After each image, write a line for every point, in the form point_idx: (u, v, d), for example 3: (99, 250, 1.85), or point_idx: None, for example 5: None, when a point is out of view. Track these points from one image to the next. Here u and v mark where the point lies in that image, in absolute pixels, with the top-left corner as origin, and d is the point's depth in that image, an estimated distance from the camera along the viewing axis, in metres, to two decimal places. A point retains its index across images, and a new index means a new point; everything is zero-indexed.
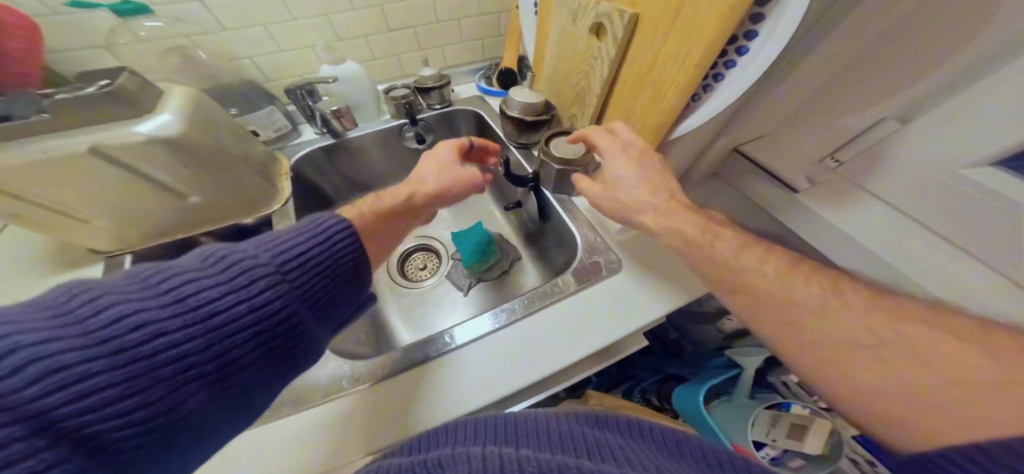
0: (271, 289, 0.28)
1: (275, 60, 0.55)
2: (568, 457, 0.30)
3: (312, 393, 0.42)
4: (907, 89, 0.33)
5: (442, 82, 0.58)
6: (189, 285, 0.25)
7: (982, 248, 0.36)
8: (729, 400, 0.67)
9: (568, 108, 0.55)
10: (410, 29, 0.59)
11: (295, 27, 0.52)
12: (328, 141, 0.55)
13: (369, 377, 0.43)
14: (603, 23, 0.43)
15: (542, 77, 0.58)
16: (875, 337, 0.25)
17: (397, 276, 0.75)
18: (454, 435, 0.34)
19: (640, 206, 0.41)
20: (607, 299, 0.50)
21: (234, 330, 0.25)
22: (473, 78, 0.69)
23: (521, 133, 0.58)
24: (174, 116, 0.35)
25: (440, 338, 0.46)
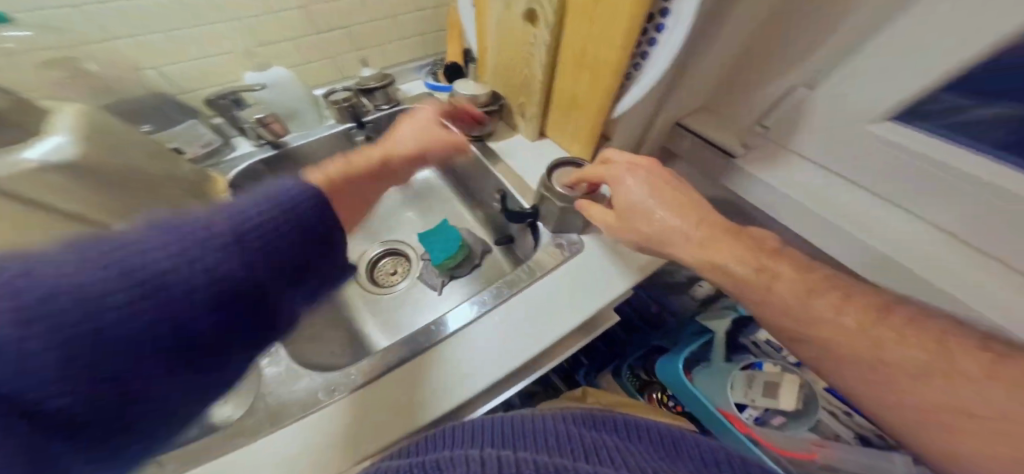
0: (244, 260, 0.21)
1: (191, 69, 0.52)
2: (563, 457, 0.30)
3: (276, 416, 0.40)
4: (809, 57, 0.42)
5: (385, 81, 0.57)
6: (133, 253, 0.17)
7: (900, 195, 0.43)
8: (709, 366, 0.67)
9: (516, 97, 0.55)
10: (341, 29, 0.58)
11: (205, 33, 0.49)
12: (268, 152, 0.53)
13: (337, 390, 0.41)
14: (534, 8, 0.42)
15: (488, 67, 0.57)
16: (801, 278, 0.31)
17: (367, 283, 0.73)
18: (451, 440, 0.33)
19: (660, 238, 0.37)
20: (577, 278, 0.49)
21: (202, 307, 0.19)
22: (419, 76, 0.67)
23: (472, 126, 0.55)
24: (70, 137, 0.31)
25: (405, 342, 0.44)
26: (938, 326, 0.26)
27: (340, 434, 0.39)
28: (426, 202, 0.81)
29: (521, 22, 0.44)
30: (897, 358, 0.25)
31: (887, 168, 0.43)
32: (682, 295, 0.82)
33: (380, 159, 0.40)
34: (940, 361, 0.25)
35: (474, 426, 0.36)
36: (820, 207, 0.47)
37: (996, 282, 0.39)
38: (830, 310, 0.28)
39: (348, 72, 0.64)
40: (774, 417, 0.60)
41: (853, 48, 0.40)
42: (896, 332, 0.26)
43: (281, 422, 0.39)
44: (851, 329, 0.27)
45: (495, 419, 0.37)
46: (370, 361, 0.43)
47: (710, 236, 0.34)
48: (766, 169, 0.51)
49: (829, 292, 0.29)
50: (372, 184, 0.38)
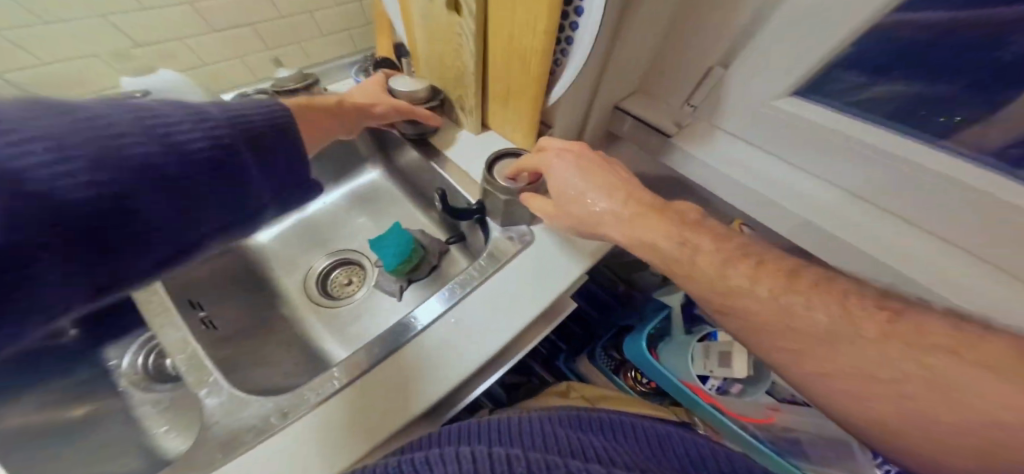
0: (224, 139, 0.28)
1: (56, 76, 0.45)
2: (552, 454, 0.30)
3: (212, 455, 0.36)
4: (723, 38, 0.43)
5: (306, 81, 0.53)
6: (157, 118, 0.24)
7: (817, 164, 0.47)
8: (671, 340, 0.70)
9: (454, 90, 0.52)
10: (245, 26, 0.52)
11: (61, 32, 0.42)
12: None
13: (286, 416, 0.38)
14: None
15: (420, 58, 0.54)
16: (728, 252, 0.31)
17: (320, 298, 0.69)
18: (441, 439, 0.32)
19: (597, 222, 0.36)
20: (538, 267, 0.49)
21: (200, 160, 0.26)
22: (350, 73, 0.62)
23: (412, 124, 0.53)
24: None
25: (356, 357, 0.41)
26: (841, 289, 0.28)
27: (294, 461, 0.36)
28: (376, 207, 0.76)
29: (444, 10, 0.42)
30: (806, 322, 0.27)
31: (801, 140, 0.46)
32: (643, 272, 0.83)
33: (335, 100, 0.45)
34: (841, 320, 0.26)
35: (464, 427, 0.34)
36: (750, 179, 0.49)
37: (903, 238, 0.43)
38: (746, 280, 0.29)
39: (262, 73, 0.59)
40: (734, 384, 0.62)
41: (753, 25, 0.41)
42: (803, 297, 0.27)
43: (218, 461, 0.35)
44: (763, 297, 0.28)
45: (483, 422, 0.36)
46: (321, 378, 0.40)
47: (637, 215, 0.34)
48: (693, 143, 0.53)
49: (744, 262, 0.30)
50: (328, 121, 0.44)
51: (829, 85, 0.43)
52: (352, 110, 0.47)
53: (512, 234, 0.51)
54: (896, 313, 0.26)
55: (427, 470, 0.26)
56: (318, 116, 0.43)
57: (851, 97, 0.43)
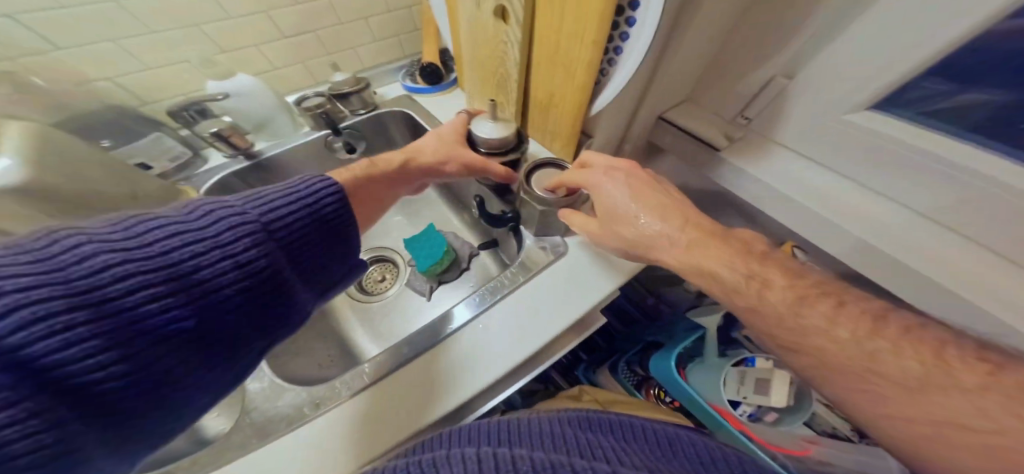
0: (258, 246, 0.25)
1: (149, 77, 0.50)
2: (557, 454, 0.29)
3: (259, 431, 0.39)
4: (790, 44, 0.41)
5: (360, 85, 0.56)
6: (176, 237, 0.22)
7: (891, 185, 0.43)
8: (703, 362, 0.66)
9: (494, 97, 0.53)
10: (309, 33, 0.56)
11: (157, 40, 0.48)
12: (241, 163, 0.52)
13: (321, 407, 0.40)
14: (503, 4, 0.40)
15: (465, 67, 0.56)
16: (791, 281, 0.30)
17: (355, 291, 0.72)
18: (449, 441, 0.32)
19: (648, 243, 0.35)
20: (569, 279, 0.48)
21: (226, 282, 0.23)
22: (397, 78, 0.65)
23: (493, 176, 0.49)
24: (16, 160, 0.29)
25: (388, 353, 0.43)
26: (935, 338, 0.25)
27: (329, 447, 0.38)
28: (412, 207, 0.79)
29: (491, 19, 0.43)
30: (888, 368, 0.24)
31: (873, 158, 0.43)
32: (675, 288, 0.80)
33: (399, 162, 0.44)
34: (933, 372, 0.23)
35: (473, 428, 0.34)
36: (805, 197, 0.46)
37: (997, 276, 0.38)
38: (822, 320, 0.27)
39: (320, 77, 0.63)
40: (769, 413, 0.58)
41: (828, 33, 0.38)
42: (890, 343, 0.25)
43: (260, 440, 0.38)
44: (842, 340, 0.26)
45: (490, 419, 0.35)
46: (353, 373, 0.42)
47: (692, 244, 0.33)
48: (747, 160, 0.50)
49: (821, 301, 0.28)
50: (384, 190, 0.42)
51: (910, 96, 0.39)
52: (419, 168, 0.45)
53: (544, 242, 0.51)
54: (1001, 368, 0.23)
55: (434, 471, 0.26)
56: (376, 187, 0.41)
57: (926, 108, 0.38)
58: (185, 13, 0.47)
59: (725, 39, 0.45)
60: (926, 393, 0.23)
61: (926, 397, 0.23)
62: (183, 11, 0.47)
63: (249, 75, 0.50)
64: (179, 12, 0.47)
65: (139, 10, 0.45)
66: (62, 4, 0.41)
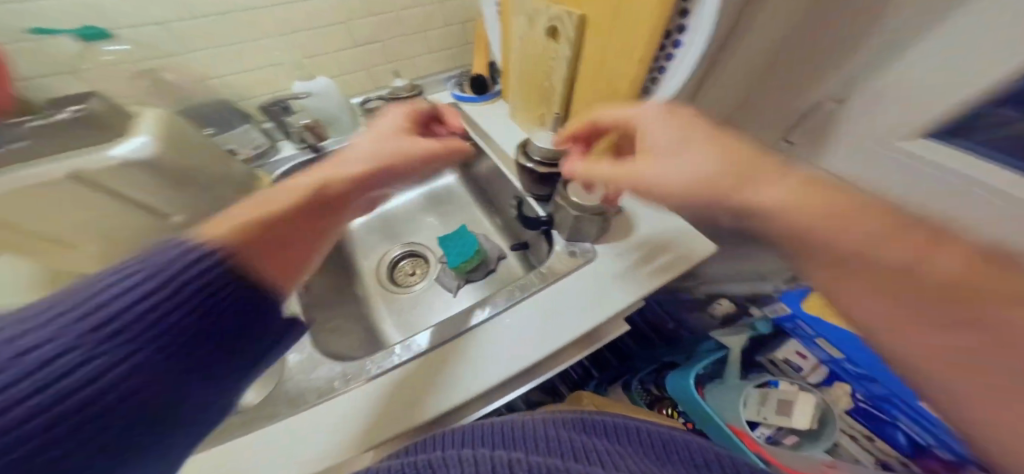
0: (159, 343, 0.19)
1: (243, 78, 0.57)
2: (557, 459, 0.31)
3: (302, 397, 0.43)
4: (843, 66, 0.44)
5: (414, 91, 0.63)
6: (29, 363, 0.15)
7: None
8: (723, 383, 0.65)
9: (535, 108, 0.56)
10: (377, 43, 0.62)
11: (258, 46, 0.55)
12: (308, 155, 0.58)
13: (354, 380, 0.44)
14: (557, 24, 0.44)
15: (509, 81, 0.60)
16: None
17: (386, 283, 0.77)
18: (442, 444, 0.34)
19: (719, 187, 0.28)
20: (592, 285, 0.50)
21: (116, 408, 0.17)
22: (446, 86, 0.71)
23: (537, 184, 0.52)
24: (150, 137, 0.36)
25: (420, 339, 0.47)
26: None
27: (362, 418, 0.41)
28: (445, 209, 0.83)
29: (542, 37, 0.47)
30: None
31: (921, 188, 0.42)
32: (701, 313, 0.78)
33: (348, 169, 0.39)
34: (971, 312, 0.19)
35: (470, 432, 0.36)
36: None
37: None
38: None
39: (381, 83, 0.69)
40: (786, 435, 0.57)
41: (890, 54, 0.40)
42: None
43: (301, 405, 0.42)
44: None
45: (492, 423, 0.38)
46: (386, 354, 0.46)
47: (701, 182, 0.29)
48: None
49: None
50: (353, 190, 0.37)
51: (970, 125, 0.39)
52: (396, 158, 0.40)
53: (573, 250, 0.53)
54: None
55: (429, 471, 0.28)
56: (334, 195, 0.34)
57: (984, 138, 0.38)
58: (281, 22, 0.54)
59: (773, 64, 0.47)
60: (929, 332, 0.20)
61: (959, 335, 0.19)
62: (280, 21, 0.53)
63: (329, 79, 0.56)
64: (277, 22, 0.53)
65: (249, 20, 0.52)
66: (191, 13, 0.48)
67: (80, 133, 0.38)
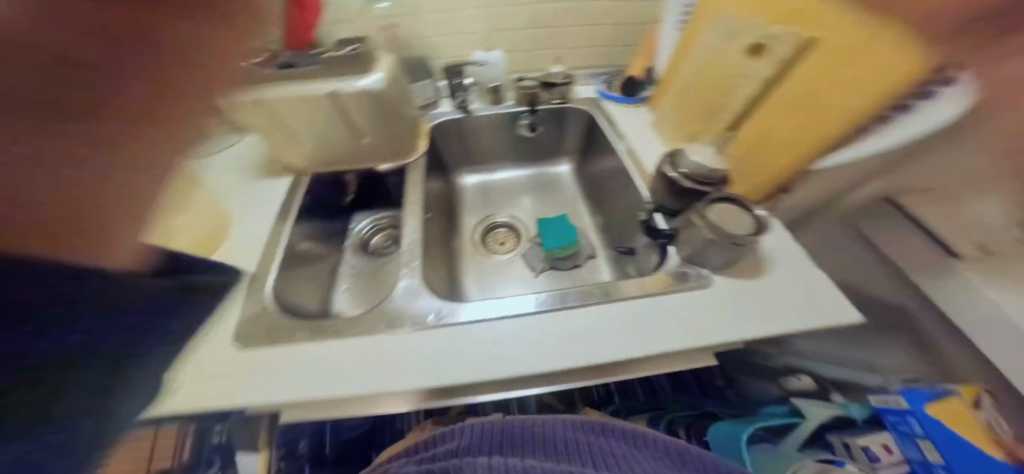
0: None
1: (439, 40, 0.66)
2: (567, 465, 0.36)
3: (403, 319, 0.48)
4: None
5: (567, 80, 0.69)
6: None
7: None
8: (776, 449, 0.56)
9: (689, 124, 0.56)
10: (548, 28, 0.66)
11: (462, 14, 0.63)
12: (458, 115, 0.71)
13: (439, 321, 0.47)
14: (767, 43, 0.43)
15: (666, 93, 0.59)
16: None
17: (478, 243, 0.80)
18: (463, 440, 0.42)
19: None
20: (697, 308, 0.48)
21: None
22: (593, 82, 0.73)
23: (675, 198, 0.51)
24: (381, 76, 0.51)
25: (517, 304, 0.49)
26: None
27: (451, 356, 0.44)
28: (547, 195, 0.84)
29: (741, 52, 0.46)
30: None
31: None
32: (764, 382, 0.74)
33: None
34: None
35: (488, 430, 0.42)
36: None
37: None
38: None
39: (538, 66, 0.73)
40: None
41: None
42: None
43: (398, 328, 0.46)
44: None
45: (497, 422, 0.44)
46: (482, 308, 0.48)
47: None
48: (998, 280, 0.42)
49: None
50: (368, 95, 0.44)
51: None
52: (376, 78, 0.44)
53: (682, 271, 0.51)
54: None
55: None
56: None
57: None
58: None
59: None
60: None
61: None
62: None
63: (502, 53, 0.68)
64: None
65: None
66: None
67: (338, 68, 0.48)
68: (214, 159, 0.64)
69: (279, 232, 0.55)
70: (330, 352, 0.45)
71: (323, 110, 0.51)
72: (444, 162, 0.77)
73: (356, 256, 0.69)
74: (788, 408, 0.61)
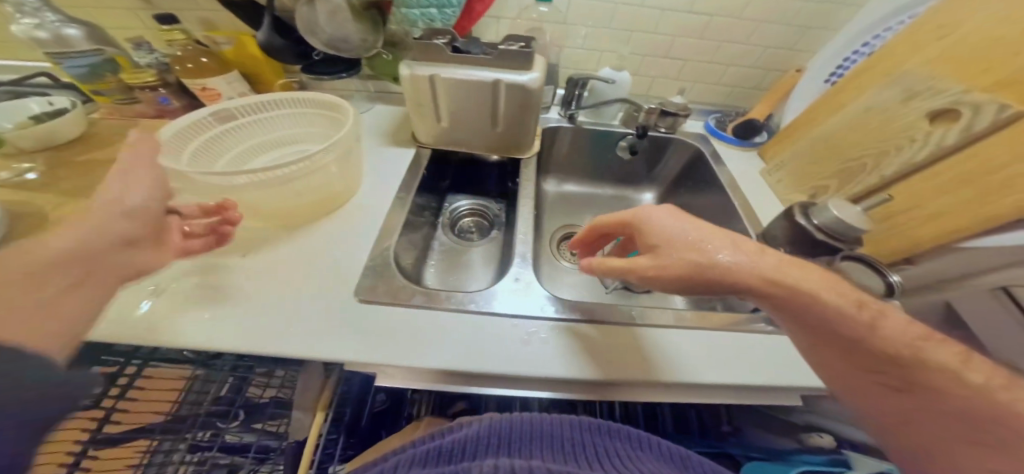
0: None
1: (576, 53, 0.70)
2: (571, 467, 0.30)
3: (509, 300, 0.47)
4: None
5: (683, 112, 0.70)
6: None
7: None
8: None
9: (823, 176, 0.59)
10: (681, 61, 0.70)
11: (613, 33, 0.66)
12: (565, 124, 0.75)
13: (540, 317, 0.46)
14: (958, 109, 0.43)
15: (800, 143, 0.63)
16: None
17: (547, 245, 0.78)
18: (465, 443, 0.33)
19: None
20: (771, 355, 0.45)
21: None
22: (703, 118, 0.78)
23: (794, 242, 0.53)
24: (537, 75, 0.51)
25: (620, 314, 0.47)
26: None
27: (533, 350, 0.42)
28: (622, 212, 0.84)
29: (913, 117, 0.48)
30: None
31: None
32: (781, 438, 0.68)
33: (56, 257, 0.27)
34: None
35: (493, 422, 0.36)
36: None
37: None
38: None
39: (655, 93, 0.76)
40: None
41: None
42: None
43: (489, 308, 0.45)
44: None
45: (502, 416, 0.38)
46: (586, 305, 0.47)
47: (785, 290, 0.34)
48: None
49: None
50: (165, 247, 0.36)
51: None
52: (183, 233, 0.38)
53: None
54: None
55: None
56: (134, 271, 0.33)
57: None
58: (640, 21, 0.64)
59: None
60: (974, 398, 0.29)
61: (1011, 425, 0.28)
62: (641, 20, 0.64)
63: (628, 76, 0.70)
64: (638, 20, 0.64)
65: (621, 11, 0.63)
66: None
67: (506, 60, 0.50)
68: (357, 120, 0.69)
69: (383, 197, 0.56)
70: (396, 316, 0.43)
71: (480, 95, 0.53)
72: (542, 161, 0.80)
73: (447, 235, 0.69)
74: (828, 458, 0.56)
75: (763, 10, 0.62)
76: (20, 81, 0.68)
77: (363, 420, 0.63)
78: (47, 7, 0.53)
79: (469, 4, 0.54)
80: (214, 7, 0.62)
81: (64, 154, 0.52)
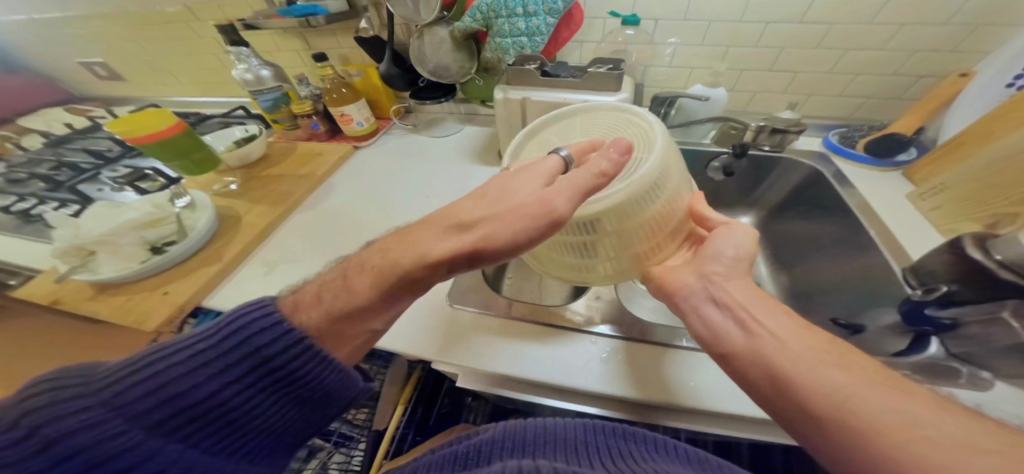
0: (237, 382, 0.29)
1: (662, 72, 0.67)
2: (579, 468, 0.32)
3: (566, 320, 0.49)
4: None
5: (796, 128, 0.62)
6: (187, 384, 0.27)
7: None
8: None
9: (998, 206, 0.46)
10: (790, 73, 0.62)
11: (707, 50, 0.62)
12: None
13: (600, 338, 0.47)
14: None
15: (966, 162, 0.50)
16: None
17: None
18: (482, 445, 0.37)
19: None
20: None
21: (219, 413, 0.28)
22: (822, 134, 0.69)
23: (958, 277, 0.40)
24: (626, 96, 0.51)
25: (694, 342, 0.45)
26: None
27: (591, 367, 0.44)
28: None
29: None
30: None
31: None
32: None
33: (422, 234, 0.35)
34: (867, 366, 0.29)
35: (507, 427, 0.40)
36: None
37: None
38: None
39: (756, 108, 0.70)
40: None
41: None
42: None
43: (548, 321, 0.48)
44: None
45: (518, 422, 0.41)
46: (647, 326, 0.47)
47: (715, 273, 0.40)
48: None
49: None
50: (411, 236, 0.35)
51: None
52: (507, 187, 0.34)
53: (948, 367, 0.39)
54: None
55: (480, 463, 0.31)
56: (381, 259, 0.34)
57: None
58: (738, 34, 0.59)
59: None
60: (789, 341, 0.32)
61: (800, 356, 0.31)
62: (740, 32, 0.59)
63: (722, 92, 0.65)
64: (735, 33, 0.59)
65: (717, 25, 0.59)
66: (684, 18, 0.59)
67: (594, 81, 0.51)
68: (456, 140, 0.80)
69: None
70: (467, 318, 0.50)
71: None
72: None
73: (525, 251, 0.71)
74: None
75: (905, 10, 0.52)
76: (228, 115, 0.95)
77: (430, 420, 0.66)
78: (254, 56, 0.74)
79: (556, 30, 0.57)
80: (351, 46, 0.77)
81: (253, 171, 0.78)
